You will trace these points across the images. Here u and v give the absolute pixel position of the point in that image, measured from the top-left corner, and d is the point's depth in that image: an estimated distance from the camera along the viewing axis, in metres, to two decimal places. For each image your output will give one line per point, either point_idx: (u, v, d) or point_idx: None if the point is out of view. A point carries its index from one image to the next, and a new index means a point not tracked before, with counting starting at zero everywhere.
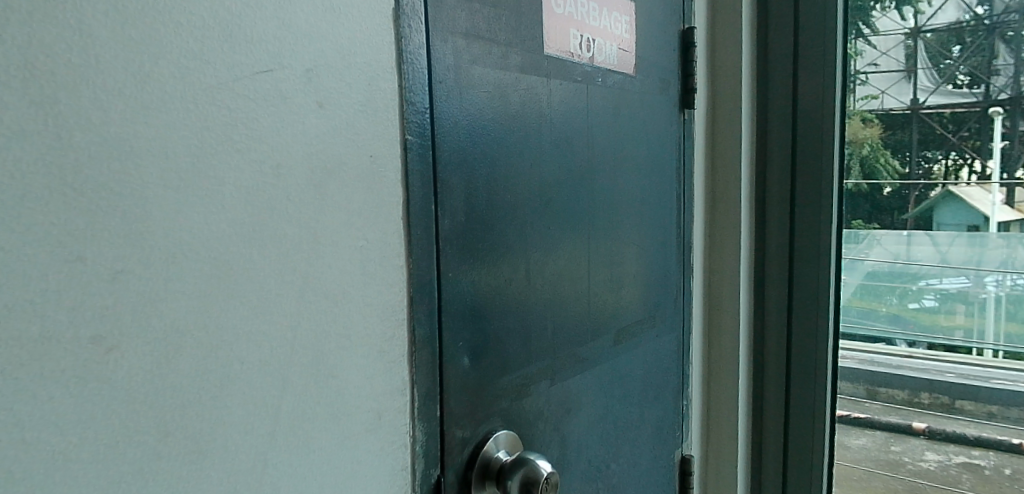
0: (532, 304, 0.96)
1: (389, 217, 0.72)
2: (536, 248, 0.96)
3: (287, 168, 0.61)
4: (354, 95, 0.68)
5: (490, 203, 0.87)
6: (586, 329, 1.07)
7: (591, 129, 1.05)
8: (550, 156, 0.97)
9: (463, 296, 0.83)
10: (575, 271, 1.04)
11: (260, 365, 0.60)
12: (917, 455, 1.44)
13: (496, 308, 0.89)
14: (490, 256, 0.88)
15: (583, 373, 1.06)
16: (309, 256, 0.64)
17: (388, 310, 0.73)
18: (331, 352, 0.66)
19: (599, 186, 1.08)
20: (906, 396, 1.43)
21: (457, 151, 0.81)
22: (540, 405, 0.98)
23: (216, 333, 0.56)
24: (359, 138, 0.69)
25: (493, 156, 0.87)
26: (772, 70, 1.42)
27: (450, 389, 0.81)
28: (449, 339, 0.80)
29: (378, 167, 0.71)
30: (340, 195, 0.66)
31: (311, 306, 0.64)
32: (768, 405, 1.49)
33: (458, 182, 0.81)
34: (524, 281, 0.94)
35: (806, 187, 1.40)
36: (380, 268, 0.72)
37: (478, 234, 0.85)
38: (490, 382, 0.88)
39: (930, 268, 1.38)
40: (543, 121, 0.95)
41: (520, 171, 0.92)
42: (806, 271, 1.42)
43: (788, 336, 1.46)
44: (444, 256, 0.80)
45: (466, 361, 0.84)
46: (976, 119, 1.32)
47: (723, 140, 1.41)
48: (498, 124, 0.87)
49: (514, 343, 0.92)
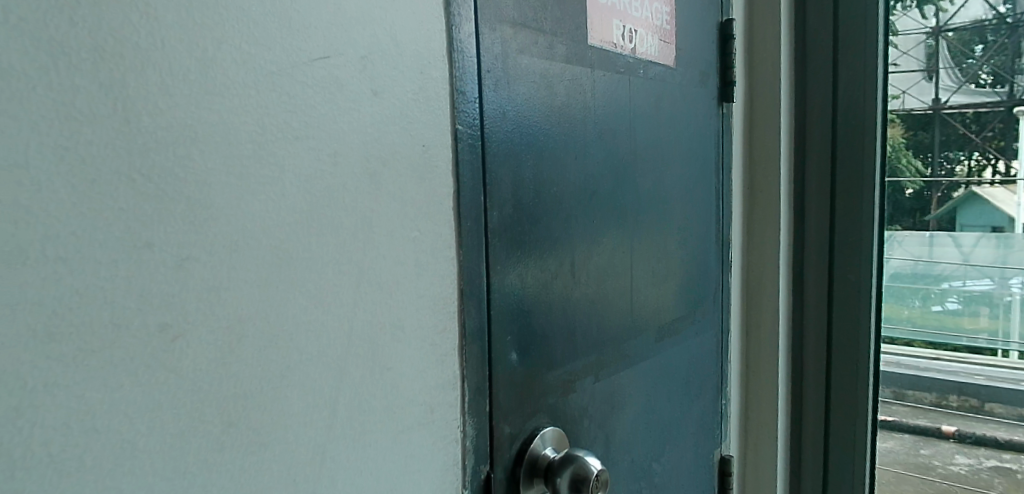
0: (577, 299, 0.94)
1: (441, 208, 0.71)
2: (581, 241, 0.94)
3: (344, 156, 0.60)
4: (408, 83, 0.67)
5: (536, 196, 0.85)
6: (629, 325, 1.05)
7: (634, 122, 1.03)
8: (594, 148, 0.95)
9: (512, 290, 0.82)
10: (618, 266, 1.02)
11: (317, 357, 0.59)
12: (948, 458, 1.41)
13: (542, 303, 0.87)
14: (533, 252, 0.86)
15: (626, 370, 1.04)
16: (365, 247, 0.63)
17: (440, 303, 0.72)
18: (386, 344, 0.65)
19: (642, 179, 1.06)
20: (933, 399, 1.41)
21: (504, 143, 0.80)
22: (585, 402, 0.96)
23: (277, 323, 0.55)
24: (413, 126, 0.67)
25: (540, 148, 0.85)
26: (810, 66, 1.39)
27: (499, 386, 0.80)
28: (497, 333, 0.79)
29: (430, 157, 0.70)
30: (393, 184, 0.65)
31: (366, 297, 0.63)
32: (807, 409, 1.45)
33: (506, 173, 0.80)
34: (570, 277, 0.92)
35: (847, 183, 1.36)
36: (433, 260, 0.71)
37: (524, 228, 0.84)
38: (537, 377, 0.86)
39: (953, 269, 1.37)
40: (588, 113, 0.94)
41: (566, 164, 0.90)
42: (848, 270, 1.38)
43: (827, 339, 1.41)
44: (492, 250, 0.78)
45: (513, 356, 0.82)
46: (1000, 119, 1.30)
47: (761, 135, 1.39)
48: (543, 118, 0.86)
49: (560, 339, 0.91)
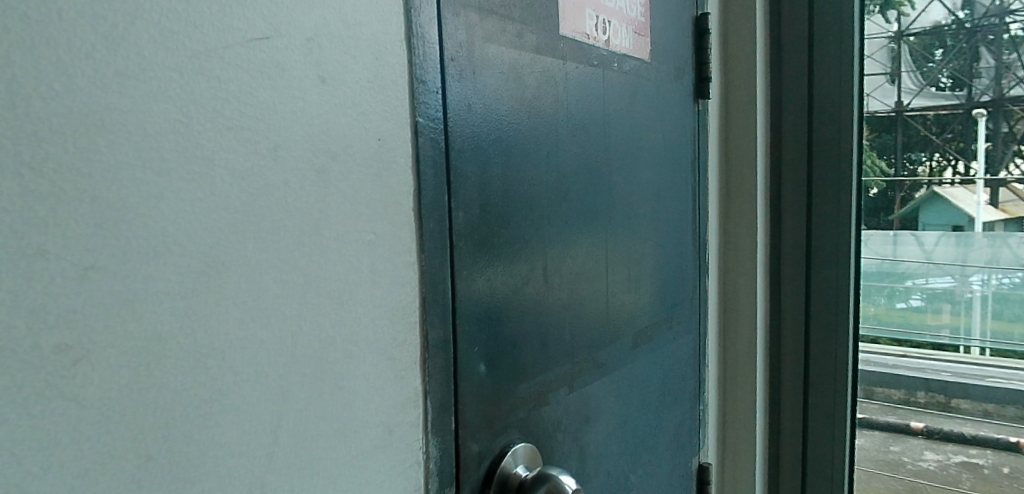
0: (549, 305, 0.88)
1: (399, 208, 0.65)
2: (552, 244, 0.88)
3: (285, 149, 0.54)
4: (362, 71, 0.60)
5: (504, 194, 0.79)
6: (604, 332, 0.99)
7: (608, 117, 0.97)
8: (567, 144, 0.89)
9: (478, 297, 0.75)
10: (592, 269, 0.96)
11: (256, 378, 0.52)
12: (918, 455, 1.38)
13: (511, 309, 0.81)
14: (498, 256, 0.79)
15: (601, 378, 0.99)
16: (311, 253, 0.56)
17: (398, 313, 0.65)
18: (337, 360, 0.59)
19: (617, 178, 1.00)
20: (901, 396, 1.37)
21: (470, 139, 0.73)
22: (558, 415, 0.90)
23: (206, 341, 0.49)
24: (367, 118, 0.61)
25: (509, 144, 0.79)
26: (785, 63, 1.34)
27: (466, 401, 0.73)
28: (464, 344, 0.73)
29: (387, 152, 0.63)
30: (344, 182, 0.59)
31: (313, 309, 0.57)
32: (784, 418, 1.41)
33: (473, 171, 0.74)
34: (543, 281, 0.87)
35: (824, 178, 1.32)
36: (391, 266, 0.64)
37: (492, 230, 0.78)
38: (506, 390, 0.80)
39: (916, 267, 1.34)
40: (560, 107, 0.88)
41: (536, 162, 0.84)
42: (826, 267, 1.34)
43: (804, 345, 1.37)
44: (457, 254, 0.72)
45: (481, 368, 0.76)
46: (960, 122, 1.28)
47: (738, 130, 1.34)
48: (512, 112, 0.80)
49: (531, 348, 0.85)
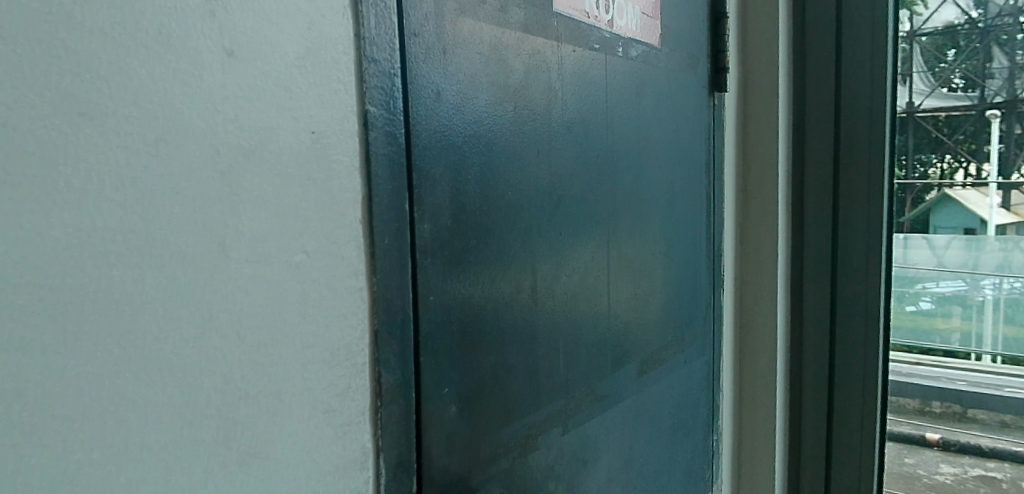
0: (540, 332, 0.73)
1: (342, 219, 0.51)
2: (541, 256, 0.73)
3: (172, 143, 0.40)
4: (288, 43, 0.46)
5: (484, 199, 0.64)
6: (606, 360, 0.85)
7: (610, 110, 0.83)
8: (562, 141, 0.75)
9: (450, 329, 0.60)
10: (592, 287, 0.82)
11: (123, 452, 0.39)
12: (933, 467, 1.22)
13: (493, 340, 0.66)
14: (476, 277, 0.63)
15: (602, 414, 0.84)
16: (213, 280, 0.43)
17: (339, 353, 0.51)
18: (249, 418, 0.45)
19: (620, 181, 0.86)
20: (916, 405, 1.21)
21: (439, 134, 0.58)
22: (549, 461, 0.75)
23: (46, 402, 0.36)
24: (295, 104, 0.47)
25: (488, 141, 0.64)
26: (808, 49, 1.17)
27: (432, 457, 0.59)
28: (431, 387, 0.58)
29: (325, 147, 0.49)
30: (262, 188, 0.45)
31: (214, 353, 0.43)
32: (805, 454, 1.24)
33: (443, 173, 0.59)
34: (530, 304, 0.71)
35: (853, 176, 1.15)
36: (330, 294, 0.50)
37: (466, 247, 0.62)
38: (486, 437, 0.66)
39: (926, 272, 1.18)
40: (554, 98, 0.74)
41: (525, 162, 0.69)
42: (854, 277, 1.17)
43: (828, 372, 1.20)
44: (422, 276, 0.57)
45: (454, 413, 0.61)
46: (972, 123, 1.13)
47: (757, 122, 1.16)
48: (492, 102, 0.65)
49: (519, 386, 0.70)
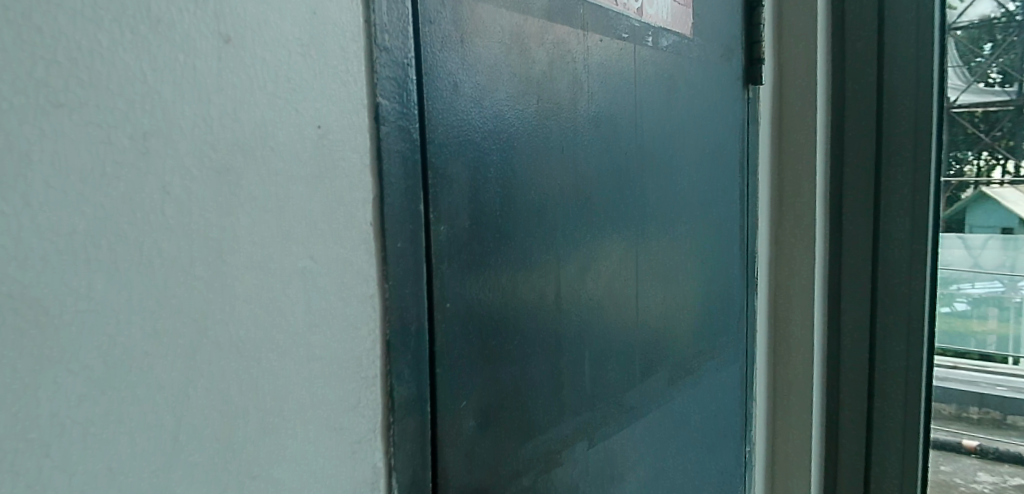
0: (565, 340, 0.69)
1: (352, 221, 0.47)
2: (566, 260, 0.69)
3: (163, 139, 0.37)
4: (291, 30, 0.43)
5: (506, 200, 0.60)
6: (634, 369, 0.80)
7: (639, 104, 0.79)
8: (587, 136, 0.70)
9: (469, 339, 0.56)
10: (620, 291, 0.78)
11: (107, 478, 0.36)
12: (971, 476, 1.15)
13: (515, 350, 0.62)
14: (496, 283, 0.59)
15: (631, 426, 0.80)
16: (209, 289, 0.39)
17: (349, 366, 0.47)
18: (249, 437, 0.42)
19: (649, 180, 0.81)
20: (952, 411, 1.13)
21: (460, 129, 0.55)
22: (576, 477, 0.71)
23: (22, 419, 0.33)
24: (300, 97, 0.43)
25: (508, 137, 0.60)
26: (848, 39, 1.10)
27: (449, 476, 0.55)
28: (448, 399, 0.55)
29: (333, 143, 0.45)
30: (264, 188, 0.41)
31: (210, 367, 0.40)
32: (842, 469, 1.17)
33: (460, 171, 0.55)
34: (553, 311, 0.67)
35: (896, 174, 1.08)
36: (339, 302, 0.46)
37: (484, 251, 0.58)
38: (508, 453, 0.61)
39: (961, 272, 1.11)
40: (579, 91, 0.69)
41: (548, 160, 0.65)
42: (897, 282, 1.09)
43: (868, 383, 1.13)
44: (437, 281, 0.53)
45: (472, 428, 0.57)
46: (1012, 118, 1.06)
47: (794, 117, 1.10)
48: (513, 95, 0.60)
49: (542, 397, 0.66)
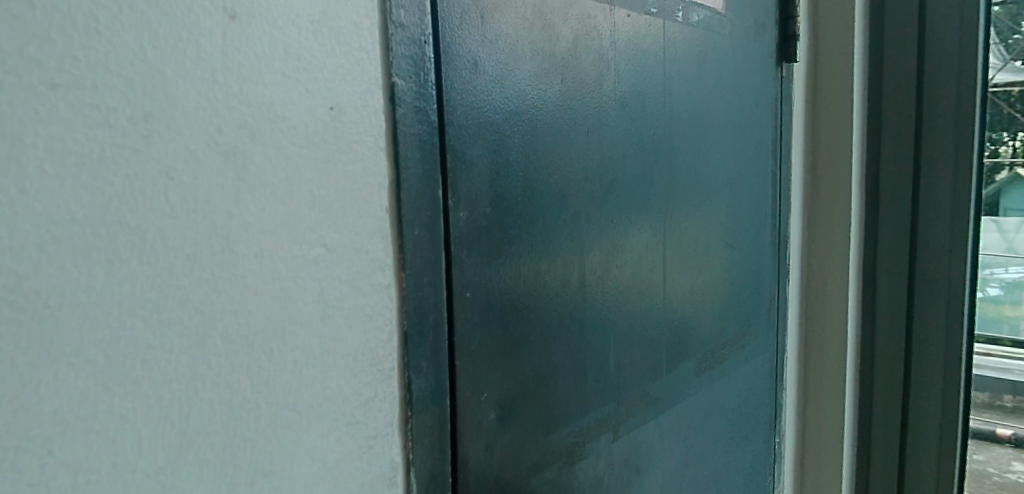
0: (590, 329, 0.66)
1: (367, 207, 0.45)
2: (591, 246, 0.66)
3: (166, 121, 0.35)
4: (301, 4, 0.40)
5: (528, 184, 0.57)
6: (662, 358, 0.78)
7: (668, 83, 0.75)
8: (613, 117, 0.67)
9: (490, 328, 0.54)
10: (647, 278, 0.75)
11: (112, 477, 0.34)
12: (1004, 465, 1.11)
13: (537, 339, 0.60)
14: (518, 270, 0.57)
15: (657, 418, 0.77)
16: (217, 279, 0.37)
17: (364, 358, 0.45)
18: (261, 432, 0.40)
19: (678, 162, 0.78)
20: (986, 399, 1.09)
21: (480, 109, 0.52)
22: (601, 469, 0.69)
23: (18, 420, 0.31)
24: (311, 76, 0.41)
25: (531, 118, 0.57)
26: (887, 14, 1.05)
27: (468, 469, 0.53)
28: (467, 391, 0.53)
29: (347, 124, 0.43)
30: (273, 172, 0.39)
31: (219, 361, 0.38)
32: (874, 460, 1.14)
33: (480, 154, 0.52)
34: (577, 298, 0.64)
35: (936, 155, 1.03)
36: (353, 291, 0.44)
37: (506, 238, 0.56)
38: (530, 446, 0.59)
39: (995, 257, 1.06)
40: (605, 68, 0.66)
41: (572, 141, 0.62)
42: (935, 268, 1.05)
43: (903, 372, 1.09)
44: (457, 269, 0.51)
45: (493, 420, 0.56)
46: None
47: (829, 96, 1.06)
48: (536, 74, 0.58)
49: (565, 389, 0.63)
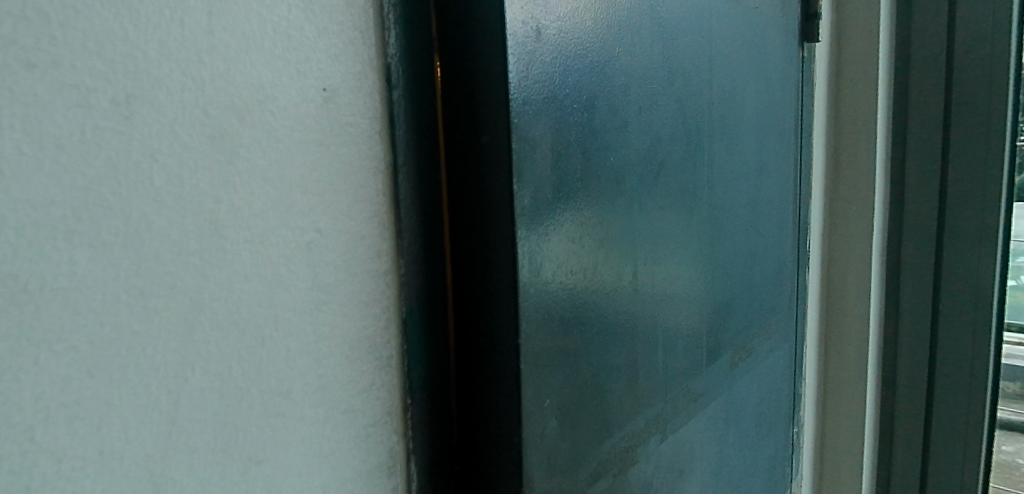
0: (642, 325, 0.63)
1: (361, 192, 0.44)
2: (646, 235, 0.62)
3: (150, 103, 0.34)
4: None
5: (587, 168, 0.53)
6: (704, 354, 0.75)
7: (714, 63, 0.72)
8: (668, 97, 0.64)
9: (553, 333, 0.51)
10: (692, 270, 0.71)
11: (98, 465, 0.33)
12: None
13: (594, 339, 0.56)
14: (578, 261, 0.53)
15: (696, 416, 0.75)
16: (205, 266, 0.36)
17: (360, 345, 0.45)
18: (254, 420, 0.39)
19: (721, 146, 0.74)
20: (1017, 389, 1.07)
21: (543, 82, 0.48)
22: (650, 475, 0.66)
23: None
24: (301, 57, 0.40)
25: (590, 95, 0.53)
26: None
27: (532, 486, 0.49)
28: (533, 396, 0.49)
29: (338, 107, 0.42)
30: (263, 155, 0.38)
31: (208, 349, 0.37)
32: (896, 449, 1.11)
33: (544, 132, 0.48)
34: (631, 293, 0.61)
35: (966, 137, 0.99)
36: (347, 278, 0.43)
37: (568, 226, 0.52)
38: (588, 455, 0.56)
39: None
40: (659, 44, 0.62)
41: (630, 120, 0.58)
42: (965, 252, 1.02)
43: (928, 359, 1.06)
44: (525, 263, 0.47)
45: (554, 427, 0.52)
46: None
47: (851, 79, 1.02)
48: (594, 47, 0.54)
49: (620, 391, 0.60)
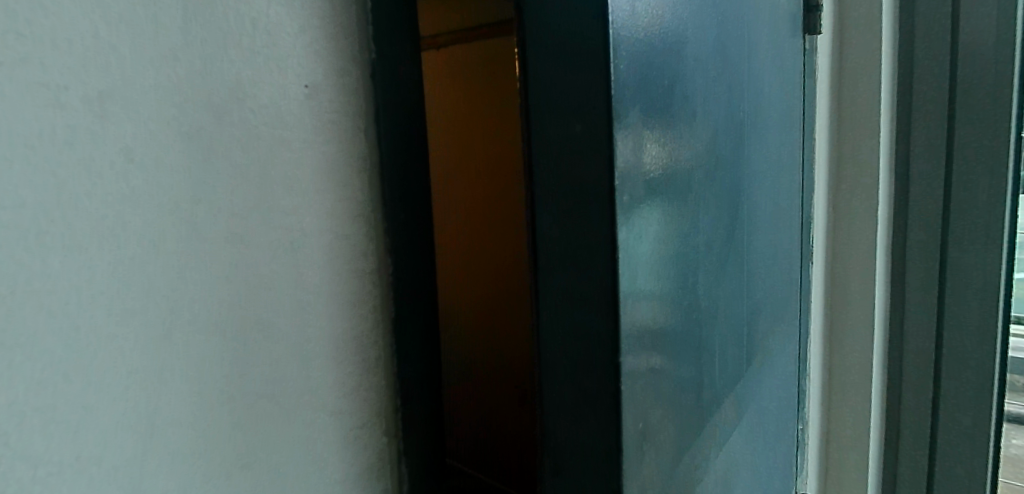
0: (707, 331, 0.61)
1: (346, 192, 0.43)
2: (711, 236, 0.61)
3: (125, 100, 0.33)
4: None
5: (666, 163, 0.52)
6: (746, 361, 0.71)
7: (757, 61, 0.71)
8: (725, 93, 0.63)
9: (642, 347, 0.49)
10: (744, 273, 0.70)
11: (75, 469, 0.32)
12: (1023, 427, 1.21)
13: (671, 350, 0.54)
14: (660, 264, 0.52)
15: (739, 425, 0.71)
16: (185, 267, 0.36)
17: (347, 347, 0.44)
18: (239, 422, 0.39)
19: (761, 145, 0.73)
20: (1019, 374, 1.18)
21: (638, 71, 0.47)
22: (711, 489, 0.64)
23: None
24: (282, 54, 0.40)
25: (670, 87, 0.52)
26: None
27: None
28: (627, 415, 0.47)
29: (320, 105, 0.42)
30: (243, 154, 0.38)
31: (190, 351, 0.36)
32: (904, 431, 1.18)
33: (636, 126, 0.47)
34: (700, 296, 0.59)
35: (972, 136, 1.07)
36: (334, 279, 0.43)
37: (650, 224, 0.49)
38: (666, 472, 0.54)
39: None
40: (719, 39, 0.61)
41: (698, 115, 0.57)
42: (974, 245, 1.10)
43: (936, 346, 1.14)
44: (622, 270, 0.46)
45: (642, 445, 0.50)
46: None
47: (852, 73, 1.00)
48: (673, 38, 0.52)
49: (689, 402, 0.58)
